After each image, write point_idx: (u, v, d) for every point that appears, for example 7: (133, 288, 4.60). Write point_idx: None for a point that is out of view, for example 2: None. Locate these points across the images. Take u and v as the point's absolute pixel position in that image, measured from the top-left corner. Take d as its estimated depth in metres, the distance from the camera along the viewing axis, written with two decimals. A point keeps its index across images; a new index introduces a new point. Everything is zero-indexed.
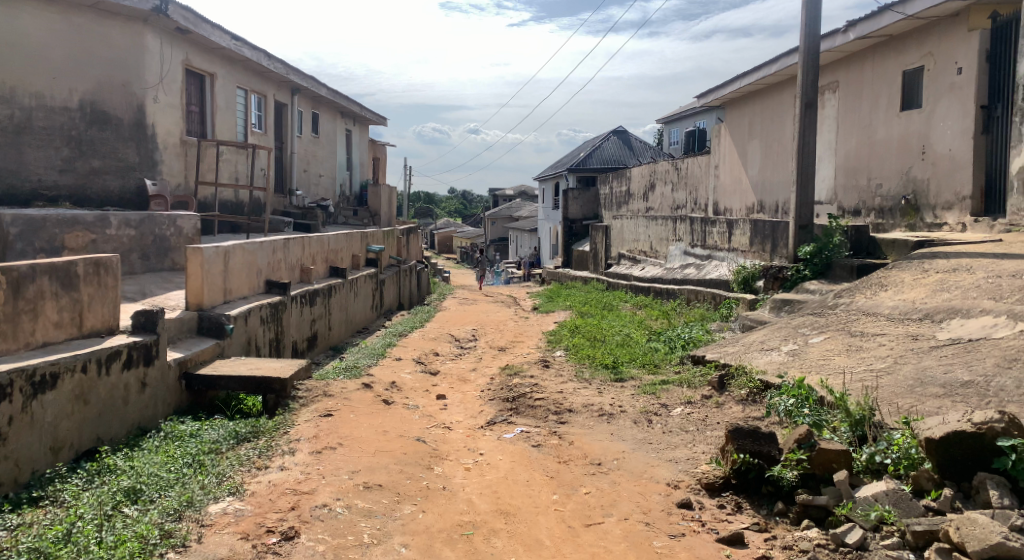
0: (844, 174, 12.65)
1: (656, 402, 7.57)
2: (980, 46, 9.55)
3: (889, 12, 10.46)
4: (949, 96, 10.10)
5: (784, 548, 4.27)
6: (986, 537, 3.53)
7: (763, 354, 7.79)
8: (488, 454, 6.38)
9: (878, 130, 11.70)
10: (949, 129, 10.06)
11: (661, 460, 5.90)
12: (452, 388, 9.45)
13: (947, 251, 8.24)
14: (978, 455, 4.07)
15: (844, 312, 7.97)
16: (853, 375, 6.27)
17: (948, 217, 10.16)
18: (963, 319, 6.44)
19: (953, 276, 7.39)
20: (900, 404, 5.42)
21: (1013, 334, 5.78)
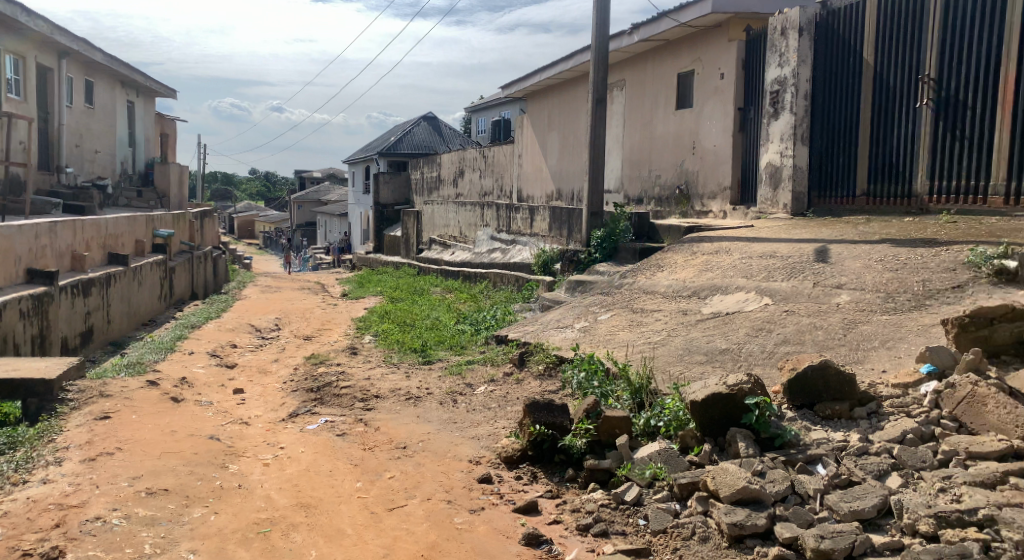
0: (629, 166, 13.70)
1: (461, 382, 7.77)
2: (737, 55, 10.76)
3: (666, 19, 11.41)
4: (714, 98, 11.29)
5: (572, 511, 4.61)
6: (734, 483, 4.05)
7: (559, 332, 8.28)
8: (289, 447, 6.19)
9: (658, 126, 12.80)
10: (714, 127, 11.26)
11: (464, 439, 6.08)
12: (251, 381, 9.02)
13: (712, 236, 9.23)
14: (731, 412, 4.66)
15: (628, 291, 8.69)
16: (635, 347, 6.88)
17: (713, 205, 11.38)
18: (723, 294, 7.31)
19: (715, 258, 8.32)
20: (672, 372, 6.06)
21: (760, 307, 6.72)
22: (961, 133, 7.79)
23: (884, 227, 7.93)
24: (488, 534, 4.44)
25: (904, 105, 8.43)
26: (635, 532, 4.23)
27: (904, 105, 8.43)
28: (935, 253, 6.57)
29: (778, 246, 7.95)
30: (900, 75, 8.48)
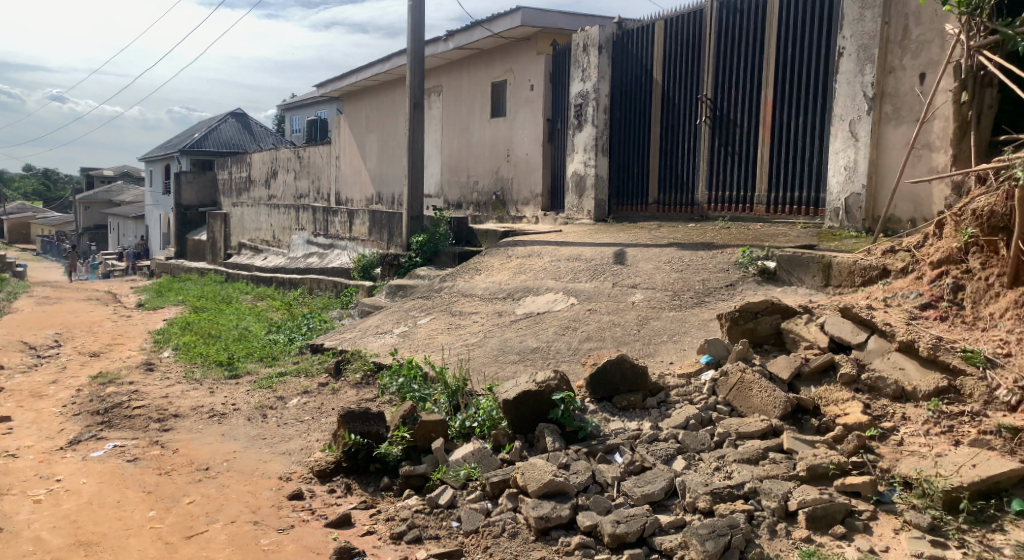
0: (447, 171, 13.88)
1: (272, 395, 7.43)
2: (546, 68, 11.26)
3: (479, 27, 11.66)
4: (525, 108, 11.73)
5: (387, 520, 4.57)
6: (541, 477, 4.24)
7: (377, 338, 8.19)
8: (67, 479, 5.58)
9: (473, 133, 13.08)
10: (526, 136, 11.72)
11: (273, 455, 5.82)
12: (23, 407, 8.00)
13: (525, 240, 9.57)
14: (540, 409, 4.88)
15: (447, 294, 8.79)
16: (451, 350, 6.98)
17: (526, 211, 11.84)
18: (535, 295, 7.64)
19: (528, 261, 8.65)
20: (486, 372, 6.23)
21: (568, 306, 7.12)
22: (732, 149, 8.68)
23: (671, 232, 8.65)
24: (297, 553, 4.30)
25: (687, 122, 9.27)
26: (448, 535, 4.29)
27: (686, 122, 9.28)
28: (715, 254, 7.28)
29: (584, 249, 8.42)
30: (683, 94, 9.33)
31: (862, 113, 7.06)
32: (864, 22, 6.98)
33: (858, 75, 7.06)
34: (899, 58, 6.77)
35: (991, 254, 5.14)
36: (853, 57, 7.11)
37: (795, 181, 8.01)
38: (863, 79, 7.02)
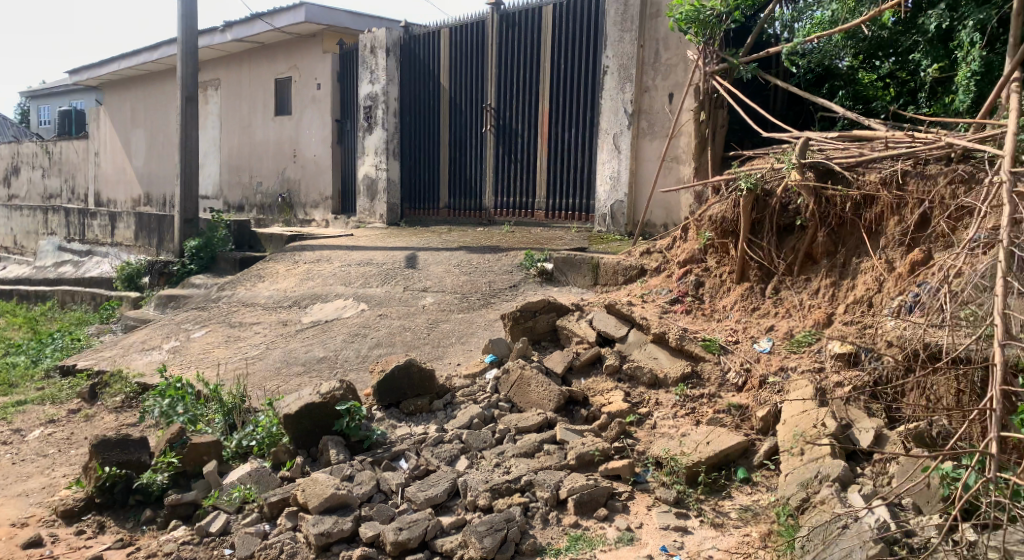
0: (229, 171, 13.13)
1: (8, 428, 6.48)
2: (332, 67, 11.00)
3: (260, 21, 11.10)
4: (311, 108, 11.39)
5: (148, 556, 4.20)
6: (322, 492, 4.13)
7: (143, 355, 7.48)
8: None
9: (256, 132, 12.48)
10: (314, 137, 11.39)
11: (8, 498, 5.10)
12: None
13: (313, 244, 9.26)
14: (324, 421, 4.77)
15: (225, 304, 8.26)
16: (229, 365, 6.57)
17: (315, 214, 11.53)
18: (323, 303, 7.46)
19: (315, 267, 8.39)
20: (267, 386, 5.96)
21: (357, 313, 7.03)
22: (515, 157, 9.08)
23: (461, 235, 8.88)
24: None
25: (472, 129, 9.55)
26: None
27: (472, 130, 9.55)
28: (498, 258, 7.55)
29: (373, 254, 8.35)
30: (467, 102, 9.59)
31: (623, 127, 7.72)
32: (623, 44, 7.65)
33: (620, 92, 7.73)
34: (651, 79, 7.48)
35: (724, 253, 5.92)
36: (615, 75, 7.77)
37: (569, 189, 8.55)
38: (624, 96, 7.69)
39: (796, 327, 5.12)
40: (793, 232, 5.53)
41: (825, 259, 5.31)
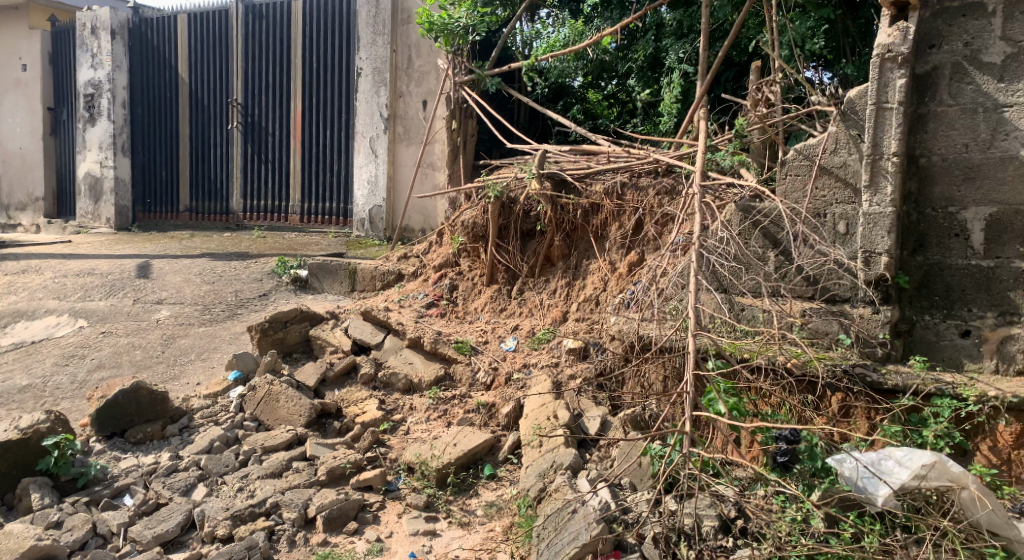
0: None
1: None
2: (42, 47, 9.66)
3: None
4: (14, 92, 9.92)
5: None
6: (19, 544, 3.56)
7: None
8: None
9: None
10: (19, 127, 9.91)
11: None
12: None
13: (18, 253, 8.00)
14: (24, 462, 4.13)
15: None
16: None
17: (22, 217, 10.03)
18: (29, 321, 6.45)
19: (21, 278, 7.25)
20: None
21: (74, 331, 6.18)
22: (265, 157, 8.60)
23: (205, 241, 8.21)
24: None
25: (215, 126, 8.88)
26: None
27: (215, 127, 8.88)
28: (246, 265, 7.11)
29: (96, 263, 7.42)
30: (209, 97, 8.91)
31: (379, 131, 7.61)
32: (377, 47, 7.58)
33: (374, 96, 7.62)
34: (405, 84, 7.50)
35: (475, 257, 6.15)
36: (369, 78, 7.66)
37: (325, 193, 8.30)
38: (379, 99, 7.60)
39: (536, 325, 5.51)
40: (535, 237, 5.91)
41: (561, 262, 5.73)
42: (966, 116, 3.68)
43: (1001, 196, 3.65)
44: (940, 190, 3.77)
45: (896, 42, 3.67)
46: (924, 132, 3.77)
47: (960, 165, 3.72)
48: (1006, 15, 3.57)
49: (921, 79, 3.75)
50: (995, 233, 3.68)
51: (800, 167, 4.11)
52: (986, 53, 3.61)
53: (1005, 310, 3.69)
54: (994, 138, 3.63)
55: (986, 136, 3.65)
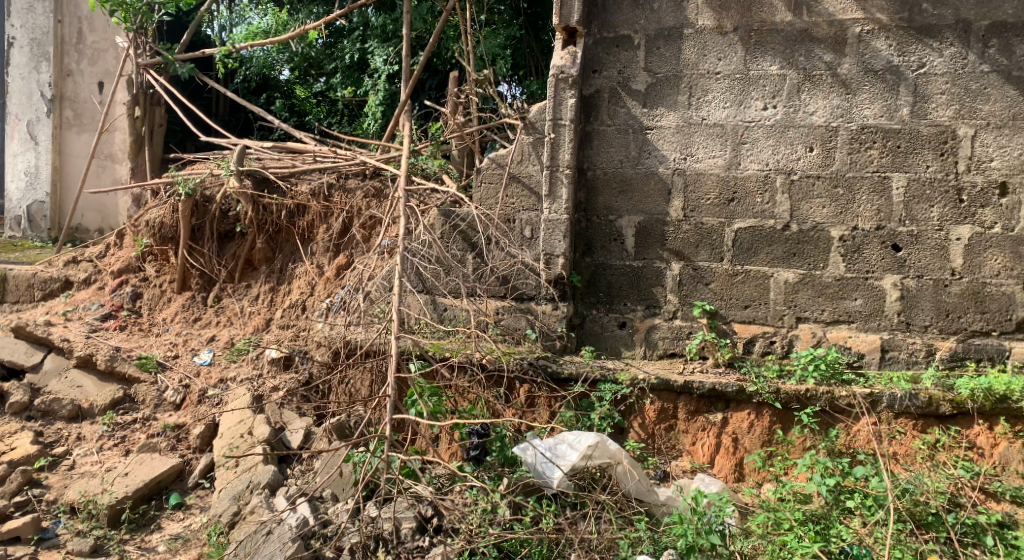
0: None
1: None
2: None
3: None
4: None
5: None
6: None
7: None
8: None
9: None
10: None
11: None
12: None
13: None
14: None
15: None
16: None
17: None
18: None
19: None
20: None
21: None
22: None
23: None
24: None
25: None
26: None
27: None
28: None
29: None
30: None
31: (39, 114, 6.48)
32: (34, 15, 6.45)
33: (32, 72, 6.48)
34: (74, 62, 6.48)
35: (163, 262, 5.58)
36: (25, 50, 6.49)
37: None
38: (39, 76, 6.46)
39: (236, 335, 5.15)
40: (234, 239, 5.52)
41: (264, 265, 5.43)
42: (620, 135, 4.15)
43: (646, 206, 4.15)
44: (602, 200, 4.23)
45: (567, 65, 4.08)
46: (589, 147, 4.21)
47: (617, 178, 4.18)
48: (647, 49, 4.07)
49: (587, 100, 4.20)
50: (643, 238, 4.18)
51: (492, 175, 4.37)
52: (634, 81, 4.11)
53: (649, 304, 4.21)
54: (641, 156, 4.13)
55: (635, 154, 4.14)
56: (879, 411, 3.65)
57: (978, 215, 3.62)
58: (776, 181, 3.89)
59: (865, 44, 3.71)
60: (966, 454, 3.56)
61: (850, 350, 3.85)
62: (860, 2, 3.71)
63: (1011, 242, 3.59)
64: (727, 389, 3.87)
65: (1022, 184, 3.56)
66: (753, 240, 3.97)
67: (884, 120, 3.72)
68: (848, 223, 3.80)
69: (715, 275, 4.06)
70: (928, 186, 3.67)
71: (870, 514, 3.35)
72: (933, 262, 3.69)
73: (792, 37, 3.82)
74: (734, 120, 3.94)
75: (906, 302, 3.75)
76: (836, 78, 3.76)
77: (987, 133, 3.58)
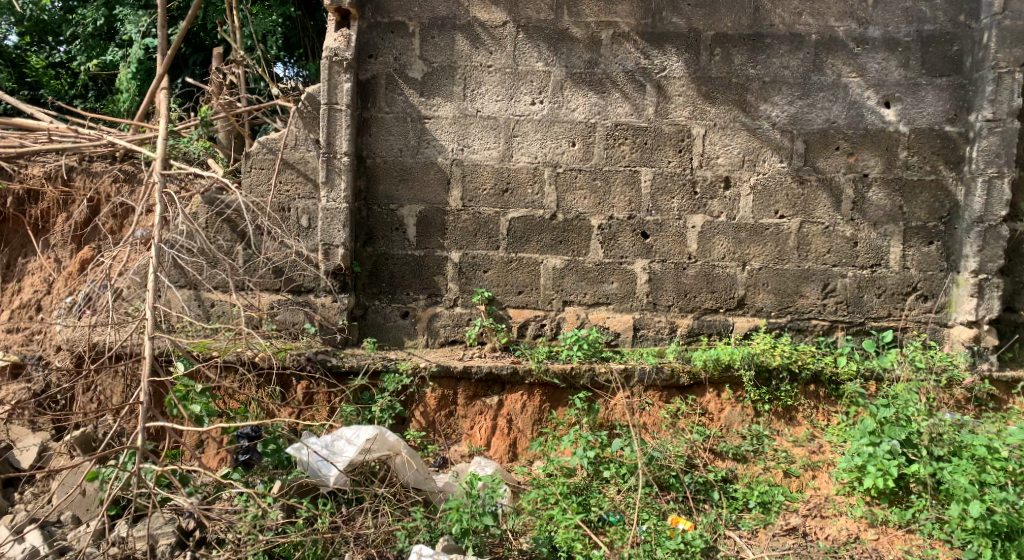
0: None
1: None
2: None
3: None
4: None
5: None
6: None
7: None
8: None
9: None
10: None
11: None
12: None
13: None
14: None
15: None
16: None
17: None
18: None
19: None
20: None
21: None
22: None
23: None
24: None
25: None
26: None
27: None
28: None
29: None
30: None
31: None
32: None
33: None
34: None
35: None
36: None
37: None
38: None
39: None
40: None
41: None
42: (398, 123, 4.16)
43: (426, 196, 4.20)
44: (382, 189, 4.21)
45: (341, 48, 4.03)
46: (368, 135, 4.18)
47: (397, 167, 4.19)
48: (422, 37, 4.12)
49: (363, 85, 4.16)
50: (424, 228, 4.22)
51: (263, 160, 4.18)
52: (410, 69, 4.13)
53: (431, 292, 4.26)
54: (420, 145, 4.17)
55: (414, 143, 4.17)
56: (631, 385, 4.02)
57: (707, 205, 4.08)
58: (544, 173, 4.13)
59: (616, 46, 4.04)
60: (700, 419, 4.00)
61: (608, 329, 4.20)
62: (609, 7, 4.02)
63: (732, 228, 4.08)
64: (502, 371, 4.04)
65: (740, 179, 4.05)
66: (525, 230, 4.18)
67: (635, 118, 4.08)
68: (605, 213, 4.13)
69: (492, 263, 4.22)
70: (670, 180, 4.08)
71: (624, 481, 3.71)
72: (675, 247, 4.12)
73: (553, 35, 4.06)
74: (505, 113, 4.12)
75: (652, 284, 4.15)
76: (593, 78, 4.06)
77: (714, 133, 4.03)
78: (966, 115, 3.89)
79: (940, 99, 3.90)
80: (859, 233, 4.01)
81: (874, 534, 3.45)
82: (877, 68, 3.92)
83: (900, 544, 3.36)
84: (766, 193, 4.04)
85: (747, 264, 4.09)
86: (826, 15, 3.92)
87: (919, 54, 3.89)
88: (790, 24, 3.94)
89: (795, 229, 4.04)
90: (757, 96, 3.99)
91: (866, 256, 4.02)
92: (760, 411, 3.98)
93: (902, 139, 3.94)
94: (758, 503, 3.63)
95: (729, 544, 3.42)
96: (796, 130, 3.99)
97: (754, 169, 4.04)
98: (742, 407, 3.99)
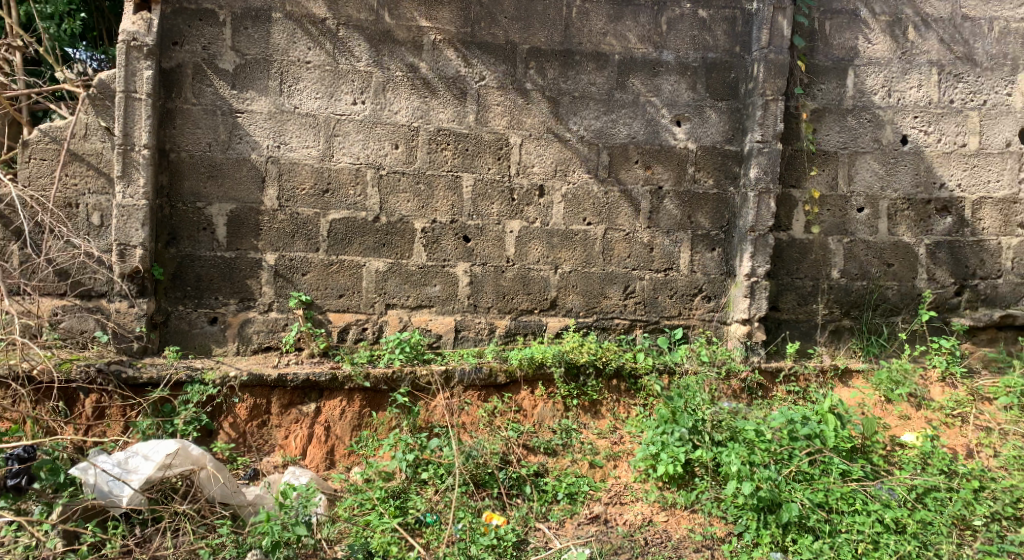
0: None
1: None
2: None
3: None
4: None
5: None
6: None
7: None
8: None
9: None
10: None
11: None
12: None
13: None
14: None
15: None
16: None
17: None
18: None
19: None
20: None
21: None
22: None
23: None
24: None
25: None
26: None
27: None
28: None
29: None
30: None
31: None
32: None
33: None
34: None
35: None
36: None
37: None
38: None
39: None
40: None
41: None
42: (207, 116, 3.94)
43: (238, 194, 4.01)
44: (188, 184, 3.96)
45: (140, 32, 3.75)
46: (172, 127, 3.93)
47: (203, 162, 3.96)
48: (234, 27, 3.94)
49: (166, 74, 3.90)
50: (235, 228, 4.02)
51: (45, 150, 3.80)
52: (220, 60, 3.94)
53: (243, 296, 4.06)
54: (230, 140, 3.98)
55: (224, 138, 3.97)
56: (451, 386, 4.12)
57: (524, 211, 4.30)
58: (366, 175, 4.12)
59: (438, 52, 4.13)
60: (515, 416, 4.18)
61: (430, 332, 4.27)
62: (431, 13, 4.11)
63: (546, 233, 4.33)
64: (320, 378, 3.96)
65: (552, 188, 4.31)
66: (346, 232, 4.13)
67: (456, 125, 4.19)
68: (428, 216, 4.20)
69: (311, 265, 4.11)
70: (489, 186, 4.25)
71: (441, 481, 3.73)
72: (494, 251, 4.29)
73: (375, 35, 4.07)
74: (325, 112, 4.05)
75: (473, 287, 4.29)
76: (414, 81, 4.12)
77: (529, 143, 4.27)
78: (741, 136, 4.44)
79: (720, 121, 4.43)
80: (654, 240, 4.44)
81: (664, 516, 3.78)
82: (670, 89, 4.37)
83: (685, 523, 3.72)
84: (575, 201, 4.34)
85: (558, 267, 4.36)
86: (627, 38, 4.31)
87: (704, 79, 4.39)
88: (596, 43, 4.28)
89: (600, 235, 4.38)
90: (567, 109, 4.28)
91: (660, 260, 4.46)
92: (569, 406, 4.24)
93: (690, 156, 4.42)
94: (566, 495, 3.86)
95: (538, 536, 3.60)
96: (601, 144, 4.33)
97: (565, 178, 4.32)
98: (553, 402, 4.23)
